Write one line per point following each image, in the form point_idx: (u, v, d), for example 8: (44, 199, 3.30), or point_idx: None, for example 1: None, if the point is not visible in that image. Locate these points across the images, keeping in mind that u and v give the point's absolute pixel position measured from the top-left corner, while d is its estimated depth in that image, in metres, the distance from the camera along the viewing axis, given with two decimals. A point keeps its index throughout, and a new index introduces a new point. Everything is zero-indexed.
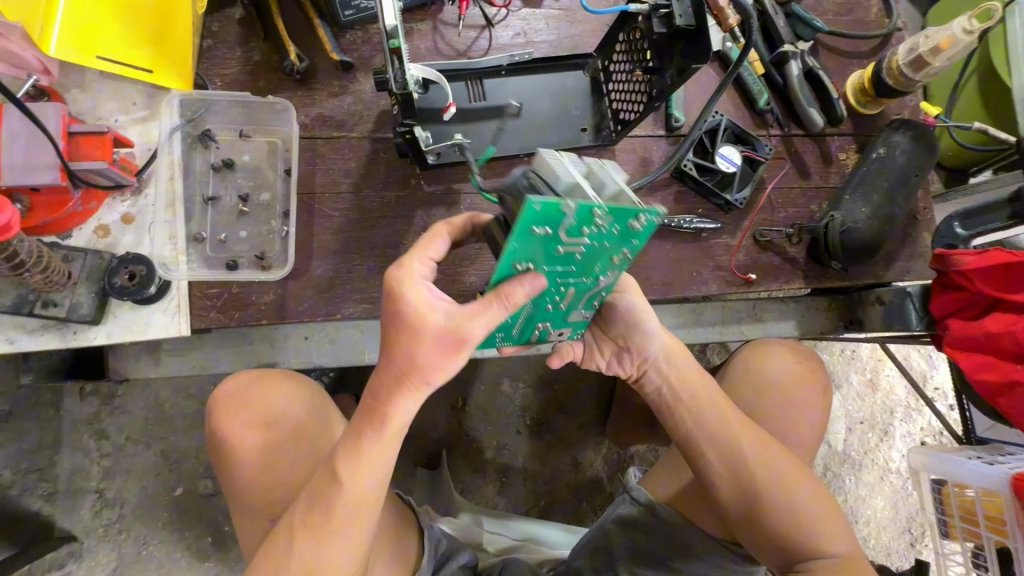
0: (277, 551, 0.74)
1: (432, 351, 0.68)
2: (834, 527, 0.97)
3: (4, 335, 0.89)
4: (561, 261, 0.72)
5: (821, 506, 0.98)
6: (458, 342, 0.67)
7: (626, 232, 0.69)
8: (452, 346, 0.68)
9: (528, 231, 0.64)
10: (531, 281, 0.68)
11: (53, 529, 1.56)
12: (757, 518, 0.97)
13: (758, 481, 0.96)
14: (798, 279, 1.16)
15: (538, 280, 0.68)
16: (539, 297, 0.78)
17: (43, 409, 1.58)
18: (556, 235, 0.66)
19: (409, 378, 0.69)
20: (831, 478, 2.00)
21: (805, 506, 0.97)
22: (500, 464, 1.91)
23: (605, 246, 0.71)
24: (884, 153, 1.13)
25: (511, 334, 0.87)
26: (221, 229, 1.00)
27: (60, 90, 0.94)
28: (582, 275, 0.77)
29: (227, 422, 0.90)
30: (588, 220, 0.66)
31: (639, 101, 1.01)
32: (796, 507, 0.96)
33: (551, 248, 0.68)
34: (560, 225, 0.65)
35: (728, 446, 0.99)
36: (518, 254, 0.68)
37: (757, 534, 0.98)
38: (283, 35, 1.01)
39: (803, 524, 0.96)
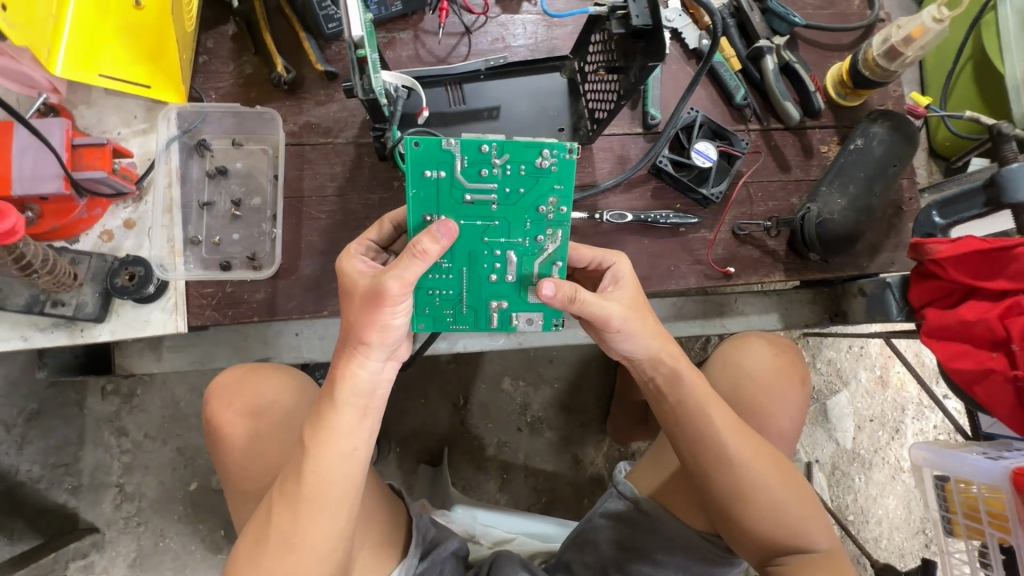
0: (260, 522, 0.83)
1: (361, 310, 0.78)
2: (816, 524, 0.93)
3: (20, 332, 0.97)
4: (477, 211, 0.87)
5: (802, 504, 0.93)
6: (378, 295, 0.76)
7: (531, 169, 0.86)
8: (374, 300, 0.77)
9: (425, 172, 0.83)
10: (440, 227, 0.77)
11: (78, 521, 1.65)
12: (736, 517, 0.92)
13: (740, 481, 0.91)
14: (778, 272, 1.17)
15: (448, 226, 0.78)
16: (472, 258, 0.89)
17: (67, 408, 1.68)
18: (455, 177, 0.84)
19: (350, 341, 0.81)
20: (838, 477, 1.97)
21: (786, 503, 0.92)
22: (501, 461, 1.94)
23: (513, 189, 0.86)
24: (862, 144, 1.14)
25: (462, 312, 0.92)
26: (215, 233, 1.07)
27: (69, 107, 1.02)
28: (510, 233, 0.88)
29: (219, 412, 0.96)
30: (483, 160, 0.84)
31: (610, 100, 1.04)
32: (776, 504, 0.91)
33: (455, 193, 0.85)
34: (451, 166, 0.84)
35: (715, 449, 0.92)
36: (424, 206, 0.86)
37: (736, 531, 0.93)
38: (271, 49, 1.07)
39: (783, 522, 0.91)
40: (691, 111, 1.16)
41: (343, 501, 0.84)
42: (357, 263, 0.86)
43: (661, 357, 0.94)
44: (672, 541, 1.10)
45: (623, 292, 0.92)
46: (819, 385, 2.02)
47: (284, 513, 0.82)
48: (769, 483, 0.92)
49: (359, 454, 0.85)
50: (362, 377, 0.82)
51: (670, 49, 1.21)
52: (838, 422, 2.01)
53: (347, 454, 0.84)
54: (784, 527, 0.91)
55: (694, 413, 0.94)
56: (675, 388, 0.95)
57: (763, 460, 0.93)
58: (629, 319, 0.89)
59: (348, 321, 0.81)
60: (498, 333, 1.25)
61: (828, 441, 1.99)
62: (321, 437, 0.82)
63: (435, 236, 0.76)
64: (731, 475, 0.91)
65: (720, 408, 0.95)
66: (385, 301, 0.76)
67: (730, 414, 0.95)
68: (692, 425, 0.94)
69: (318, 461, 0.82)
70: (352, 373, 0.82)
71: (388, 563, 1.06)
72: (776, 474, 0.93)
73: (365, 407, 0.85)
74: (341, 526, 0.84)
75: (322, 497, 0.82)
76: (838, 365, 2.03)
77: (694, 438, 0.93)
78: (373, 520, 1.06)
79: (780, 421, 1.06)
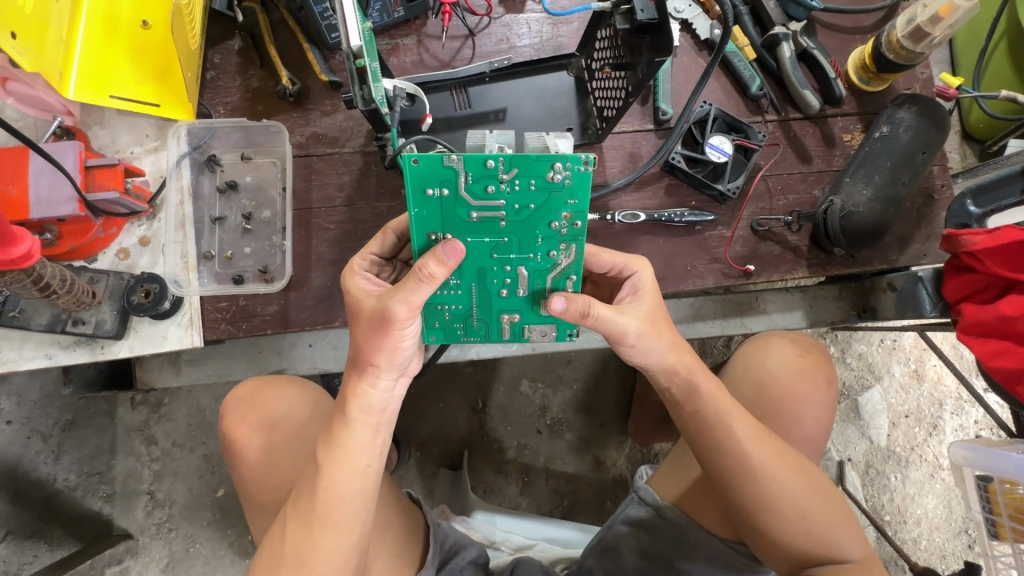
0: (277, 539, 0.83)
1: (370, 334, 0.78)
2: (847, 535, 0.89)
3: (44, 351, 0.99)
4: (485, 227, 0.83)
5: (831, 512, 0.89)
6: (385, 319, 0.77)
7: (541, 184, 0.80)
8: (381, 323, 0.77)
9: (426, 191, 0.79)
10: (446, 249, 0.74)
11: (113, 527, 1.70)
12: (761, 528, 0.88)
13: (764, 492, 0.87)
14: (801, 268, 1.12)
15: (454, 248, 0.75)
16: (480, 274, 0.87)
17: (99, 418, 1.73)
18: (459, 194, 0.80)
19: (359, 361, 0.81)
20: (873, 476, 1.90)
21: (815, 514, 0.88)
22: (521, 464, 1.93)
23: (523, 205, 0.82)
24: (887, 132, 1.08)
25: (473, 326, 0.93)
26: (228, 247, 1.07)
27: (83, 128, 1.04)
28: (521, 249, 0.85)
29: (234, 427, 0.97)
30: (489, 176, 0.79)
31: (619, 97, 1.01)
32: (804, 514, 0.88)
33: (460, 211, 0.81)
34: (455, 184, 0.79)
35: (737, 461, 0.88)
36: (429, 225, 0.83)
37: (762, 542, 0.90)
38: (276, 62, 1.08)
39: (812, 533, 0.87)
40: (704, 104, 1.12)
41: (356, 517, 0.83)
42: (362, 282, 0.85)
43: (678, 365, 0.91)
44: (694, 548, 1.07)
45: (642, 304, 0.89)
46: (849, 381, 1.94)
47: (298, 530, 0.82)
48: (796, 493, 0.88)
49: (371, 470, 0.85)
50: (372, 396, 0.83)
51: (680, 41, 1.17)
52: (871, 418, 1.93)
53: (360, 470, 0.83)
54: (813, 538, 0.87)
55: (714, 422, 0.90)
56: (695, 398, 0.92)
57: (790, 468, 0.89)
58: (646, 333, 0.86)
59: (357, 343, 0.81)
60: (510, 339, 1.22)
61: (861, 439, 1.92)
62: (335, 453, 0.82)
63: (443, 261, 0.74)
64: (756, 487, 0.87)
65: (743, 417, 0.91)
66: (393, 325, 0.76)
67: (753, 422, 0.91)
68: (713, 434, 0.90)
69: (332, 477, 0.82)
70: (364, 391, 0.82)
71: (405, 573, 1.05)
72: (803, 484, 0.89)
73: (377, 424, 0.85)
74: (355, 543, 0.84)
75: (336, 514, 0.82)
76: (869, 360, 1.95)
77: (716, 449, 0.90)
78: (389, 531, 1.06)
79: (807, 426, 1.02)
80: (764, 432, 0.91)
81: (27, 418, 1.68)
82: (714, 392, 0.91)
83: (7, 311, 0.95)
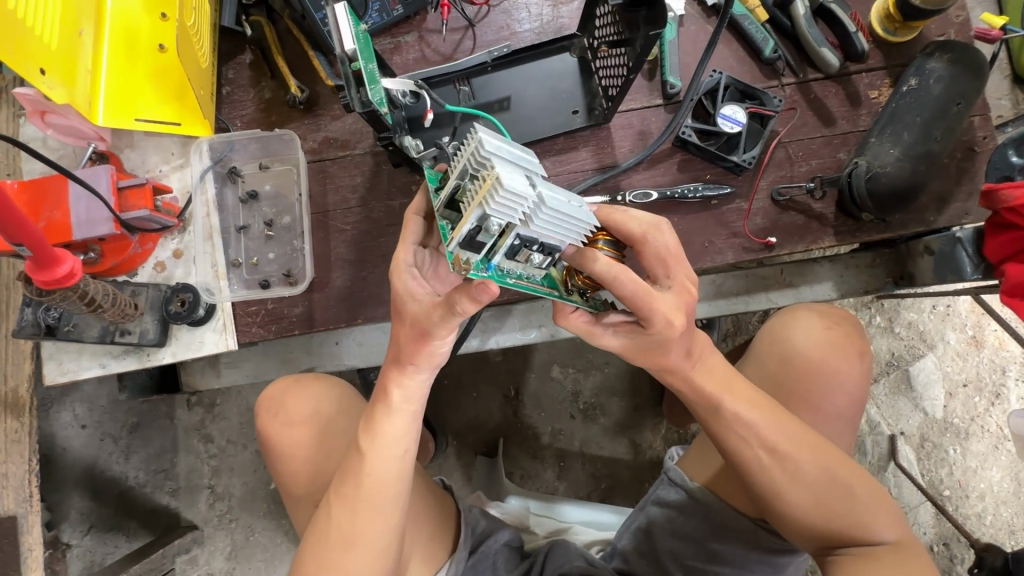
0: (319, 527, 0.89)
1: (411, 340, 0.82)
2: (878, 518, 0.86)
3: (99, 361, 1.08)
4: None
5: (854, 497, 0.87)
6: (425, 333, 0.80)
7: None
8: (421, 333, 0.81)
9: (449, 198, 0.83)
10: (478, 291, 0.69)
11: (180, 519, 1.84)
12: (776, 514, 0.90)
13: (776, 481, 0.87)
14: (828, 236, 1.07)
15: (489, 288, 0.69)
16: None
17: (160, 420, 1.86)
18: None
19: (402, 363, 0.86)
20: (929, 450, 1.80)
21: (834, 499, 0.86)
22: (557, 449, 1.95)
23: None
24: (916, 85, 1.01)
25: None
26: (254, 254, 1.14)
27: (116, 151, 1.11)
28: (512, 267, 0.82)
29: (270, 424, 1.02)
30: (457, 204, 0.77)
31: (620, 74, 0.99)
32: (819, 499, 0.86)
33: None
34: None
35: (744, 455, 0.89)
36: None
37: (784, 528, 0.90)
38: (285, 72, 1.12)
39: (833, 517, 0.86)
40: (713, 73, 1.08)
41: (395, 501, 0.89)
42: (408, 281, 0.83)
43: (677, 369, 0.90)
44: (725, 529, 1.06)
45: (638, 340, 0.86)
46: (899, 351, 1.84)
47: (343, 516, 0.88)
48: (813, 481, 0.87)
49: (408, 455, 0.91)
50: (408, 386, 0.88)
51: (687, 9, 1.13)
52: (925, 389, 1.83)
53: (397, 456, 0.89)
54: (841, 523, 0.86)
55: (715, 418, 0.91)
56: (694, 395, 0.92)
57: (802, 457, 0.88)
58: (630, 352, 0.88)
59: (396, 344, 0.85)
60: (529, 327, 1.22)
61: (914, 411, 1.82)
62: (375, 439, 0.88)
63: (475, 300, 0.71)
64: (768, 477, 0.88)
65: (748, 410, 0.89)
66: (432, 338, 0.80)
67: (760, 416, 0.89)
68: (715, 429, 0.91)
69: (372, 463, 0.88)
70: (405, 381, 0.88)
71: (439, 556, 1.09)
72: (818, 471, 0.87)
73: (413, 411, 0.91)
74: (395, 525, 0.90)
75: (378, 498, 0.88)
76: (920, 328, 1.84)
77: (718, 442, 0.91)
78: (423, 519, 1.09)
79: (834, 400, 0.99)
80: (773, 424, 0.89)
81: (97, 421, 1.80)
82: (716, 390, 0.91)
83: (62, 326, 1.03)
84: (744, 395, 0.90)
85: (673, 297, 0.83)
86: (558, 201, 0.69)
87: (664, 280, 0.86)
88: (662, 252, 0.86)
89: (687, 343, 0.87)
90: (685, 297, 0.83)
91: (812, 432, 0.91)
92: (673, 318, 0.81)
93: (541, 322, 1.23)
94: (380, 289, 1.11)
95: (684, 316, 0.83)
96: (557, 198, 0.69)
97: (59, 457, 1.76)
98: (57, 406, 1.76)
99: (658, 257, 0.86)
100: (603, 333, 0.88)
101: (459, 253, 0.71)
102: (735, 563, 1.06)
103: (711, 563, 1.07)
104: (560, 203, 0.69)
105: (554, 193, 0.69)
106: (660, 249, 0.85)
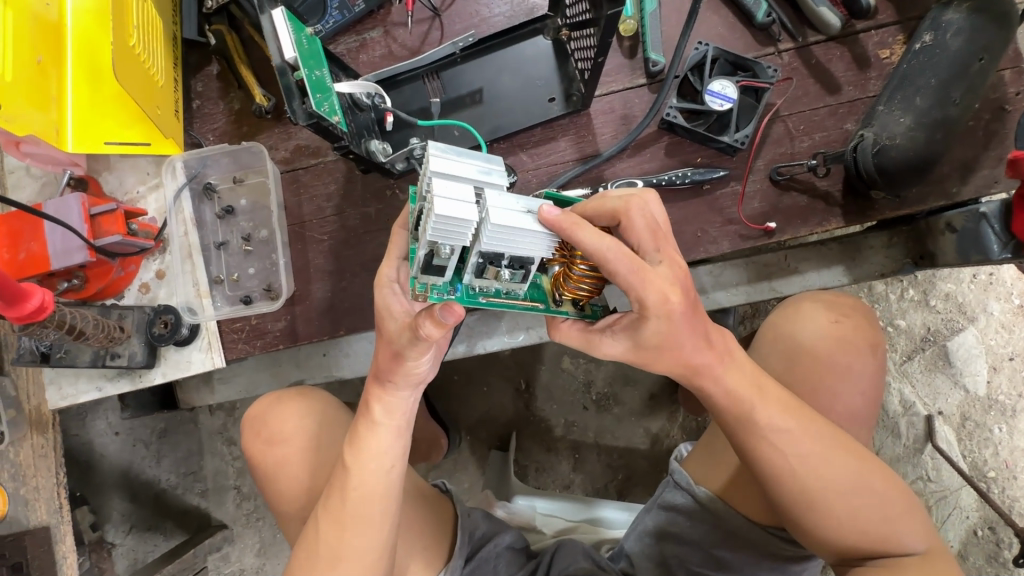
0: (308, 548, 0.82)
1: (385, 358, 0.76)
2: (907, 527, 0.79)
3: (96, 384, 1.10)
4: None
5: (886, 502, 0.79)
6: (399, 353, 0.74)
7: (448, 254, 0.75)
8: (395, 352, 0.74)
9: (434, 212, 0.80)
10: (442, 312, 0.65)
11: (211, 518, 1.75)
12: (801, 525, 0.80)
13: (807, 490, 0.78)
14: (834, 217, 0.98)
15: (455, 308, 0.65)
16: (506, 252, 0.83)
17: (185, 424, 1.76)
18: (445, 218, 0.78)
19: (382, 378, 0.78)
20: (973, 430, 1.65)
21: (866, 509, 0.78)
22: (571, 442, 1.83)
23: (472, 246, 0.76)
24: (931, 41, 0.90)
25: None
26: (234, 270, 1.13)
27: (94, 175, 1.11)
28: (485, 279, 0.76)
29: (252, 442, 1.02)
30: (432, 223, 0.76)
31: (590, 50, 0.93)
32: (854, 507, 0.78)
33: None
34: None
35: (774, 461, 0.78)
36: None
37: (805, 539, 0.81)
38: (248, 80, 1.08)
39: (863, 527, 0.78)
40: (699, 46, 0.99)
41: (385, 515, 0.81)
42: (388, 296, 0.77)
43: (706, 370, 0.77)
44: (732, 535, 1.01)
45: (643, 337, 0.72)
46: (935, 325, 1.68)
47: (329, 529, 0.80)
48: (846, 488, 0.78)
49: (398, 471, 0.82)
50: (395, 402, 0.80)
51: None
52: (965, 364, 1.67)
53: (384, 470, 0.81)
54: (868, 536, 0.78)
55: (743, 425, 0.79)
56: (724, 401, 0.79)
57: (835, 462, 0.78)
58: (638, 355, 0.74)
59: (375, 361, 0.78)
60: (516, 330, 1.19)
61: (953, 389, 1.66)
62: (359, 452, 0.80)
63: (440, 322, 0.66)
64: (796, 485, 0.78)
65: (779, 414, 0.78)
66: (406, 359, 0.74)
67: (792, 420, 0.78)
68: (743, 438, 0.79)
69: (358, 476, 0.80)
70: (387, 397, 0.79)
71: (435, 565, 1.06)
72: (850, 478, 0.78)
73: (398, 426, 0.81)
74: (385, 539, 0.82)
75: (366, 513, 0.80)
76: (959, 300, 1.68)
77: (746, 452, 0.80)
78: (417, 531, 1.05)
79: (846, 399, 0.91)
80: (805, 429, 0.78)
81: (131, 427, 1.71)
82: (748, 393, 0.78)
83: (55, 353, 1.03)
84: (773, 399, 0.79)
85: (665, 271, 0.69)
86: (509, 218, 0.64)
87: (653, 256, 0.70)
88: (648, 225, 0.70)
89: (702, 329, 0.73)
90: (677, 271, 0.69)
91: (844, 435, 0.81)
92: (668, 293, 0.67)
93: (529, 325, 1.19)
94: (360, 298, 1.09)
95: (681, 293, 0.69)
96: (508, 214, 0.65)
97: (98, 463, 1.68)
98: (92, 414, 1.67)
99: (646, 228, 0.70)
100: (603, 338, 0.75)
101: (420, 278, 0.71)
102: (744, 570, 1.01)
103: (720, 570, 1.02)
104: (511, 219, 0.64)
105: (504, 210, 0.65)
106: (647, 218, 0.70)
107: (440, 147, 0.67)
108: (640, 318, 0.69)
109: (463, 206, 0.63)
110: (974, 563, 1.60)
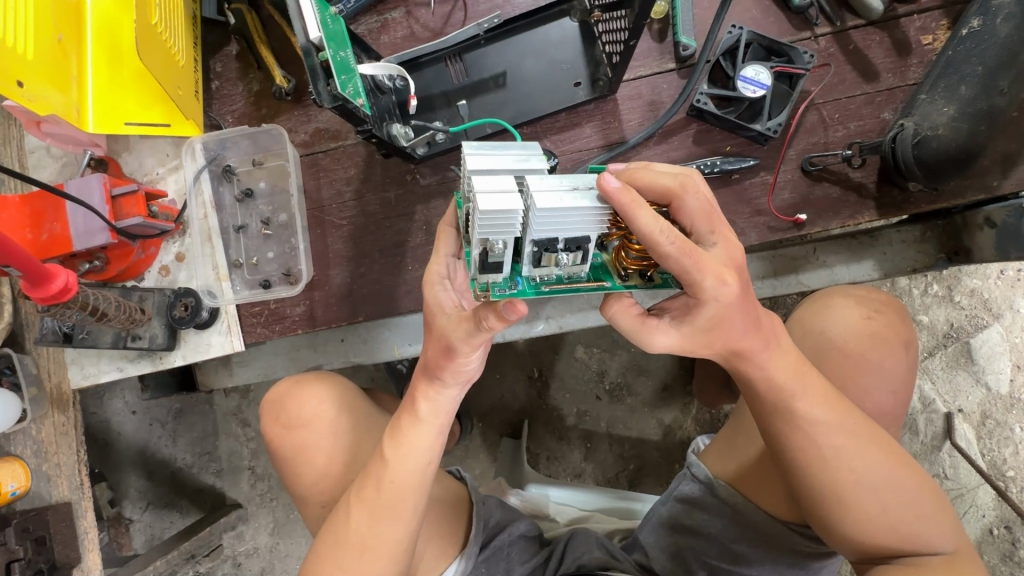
0: (337, 526, 0.82)
1: (439, 355, 0.74)
2: (936, 526, 0.77)
3: (117, 364, 1.11)
4: None
5: (916, 502, 0.77)
6: (450, 349, 0.72)
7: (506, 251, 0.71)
8: (446, 352, 0.72)
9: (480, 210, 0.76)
10: (505, 309, 0.62)
11: (225, 497, 1.76)
12: (831, 520, 0.78)
13: (837, 482, 0.76)
14: (867, 209, 0.95)
15: (518, 305, 0.63)
16: None
17: (200, 405, 1.77)
18: None
19: (430, 375, 0.77)
20: (992, 429, 1.61)
21: (897, 505, 0.76)
22: (583, 430, 1.82)
23: None
24: (979, 25, 0.87)
25: None
26: (253, 253, 1.13)
27: (114, 156, 1.10)
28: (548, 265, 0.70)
29: (273, 427, 1.03)
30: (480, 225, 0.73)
31: (622, 31, 0.91)
32: (885, 503, 0.76)
33: None
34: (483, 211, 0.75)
35: (808, 451, 0.77)
36: None
37: (830, 534, 0.80)
38: (270, 61, 1.07)
39: (892, 523, 0.76)
40: (733, 29, 0.96)
41: (416, 506, 0.81)
42: (438, 292, 0.76)
43: (753, 358, 0.73)
44: (752, 530, 1.00)
45: (700, 326, 0.67)
46: (959, 322, 1.64)
47: (362, 518, 0.80)
48: (879, 484, 0.76)
49: (432, 467, 0.82)
50: (441, 396, 0.79)
51: None
52: (988, 362, 1.63)
53: (420, 467, 0.81)
54: (896, 533, 0.77)
55: (779, 416, 0.77)
56: (765, 389, 0.76)
57: (870, 457, 0.76)
58: (691, 343, 0.69)
59: (424, 357, 0.77)
60: (535, 319, 1.16)
61: (975, 387, 1.62)
62: (397, 445, 0.80)
63: (503, 318, 0.64)
64: (829, 477, 0.76)
65: (818, 407, 0.76)
66: (457, 353, 0.72)
67: (830, 412, 0.77)
68: (777, 427, 0.78)
69: (393, 467, 0.80)
70: (433, 392, 0.79)
71: (449, 552, 1.04)
72: (883, 473, 0.76)
73: (439, 424, 0.81)
74: (412, 530, 0.82)
75: (400, 505, 0.80)
76: (984, 296, 1.64)
77: (779, 441, 0.78)
78: (432, 517, 1.05)
79: (878, 397, 0.89)
80: (842, 423, 0.77)
81: (147, 406, 1.73)
82: (791, 382, 0.76)
83: (77, 334, 1.03)
84: (815, 391, 0.77)
85: (719, 255, 0.65)
86: (552, 198, 0.60)
87: (706, 238, 0.66)
88: (703, 207, 0.65)
89: (755, 317, 0.69)
90: (732, 252, 0.66)
91: (879, 431, 0.79)
92: (727, 279, 0.64)
93: (548, 314, 1.16)
94: (379, 284, 1.08)
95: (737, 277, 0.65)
96: (554, 194, 0.60)
97: (114, 441, 1.70)
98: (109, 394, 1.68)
99: (701, 211, 0.65)
100: (656, 326, 0.68)
101: (479, 279, 0.68)
102: (762, 566, 1.00)
103: (737, 564, 1.01)
104: (560, 198, 0.60)
105: (549, 191, 0.60)
106: (702, 201, 0.65)
107: (474, 146, 0.65)
108: (698, 314, 0.66)
109: (506, 196, 0.59)
110: (988, 562, 1.56)
